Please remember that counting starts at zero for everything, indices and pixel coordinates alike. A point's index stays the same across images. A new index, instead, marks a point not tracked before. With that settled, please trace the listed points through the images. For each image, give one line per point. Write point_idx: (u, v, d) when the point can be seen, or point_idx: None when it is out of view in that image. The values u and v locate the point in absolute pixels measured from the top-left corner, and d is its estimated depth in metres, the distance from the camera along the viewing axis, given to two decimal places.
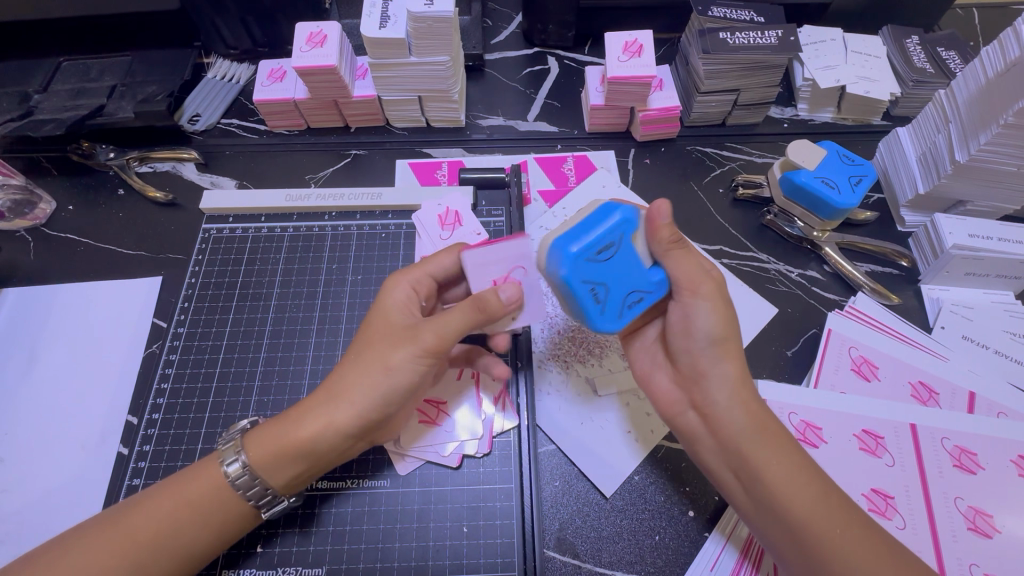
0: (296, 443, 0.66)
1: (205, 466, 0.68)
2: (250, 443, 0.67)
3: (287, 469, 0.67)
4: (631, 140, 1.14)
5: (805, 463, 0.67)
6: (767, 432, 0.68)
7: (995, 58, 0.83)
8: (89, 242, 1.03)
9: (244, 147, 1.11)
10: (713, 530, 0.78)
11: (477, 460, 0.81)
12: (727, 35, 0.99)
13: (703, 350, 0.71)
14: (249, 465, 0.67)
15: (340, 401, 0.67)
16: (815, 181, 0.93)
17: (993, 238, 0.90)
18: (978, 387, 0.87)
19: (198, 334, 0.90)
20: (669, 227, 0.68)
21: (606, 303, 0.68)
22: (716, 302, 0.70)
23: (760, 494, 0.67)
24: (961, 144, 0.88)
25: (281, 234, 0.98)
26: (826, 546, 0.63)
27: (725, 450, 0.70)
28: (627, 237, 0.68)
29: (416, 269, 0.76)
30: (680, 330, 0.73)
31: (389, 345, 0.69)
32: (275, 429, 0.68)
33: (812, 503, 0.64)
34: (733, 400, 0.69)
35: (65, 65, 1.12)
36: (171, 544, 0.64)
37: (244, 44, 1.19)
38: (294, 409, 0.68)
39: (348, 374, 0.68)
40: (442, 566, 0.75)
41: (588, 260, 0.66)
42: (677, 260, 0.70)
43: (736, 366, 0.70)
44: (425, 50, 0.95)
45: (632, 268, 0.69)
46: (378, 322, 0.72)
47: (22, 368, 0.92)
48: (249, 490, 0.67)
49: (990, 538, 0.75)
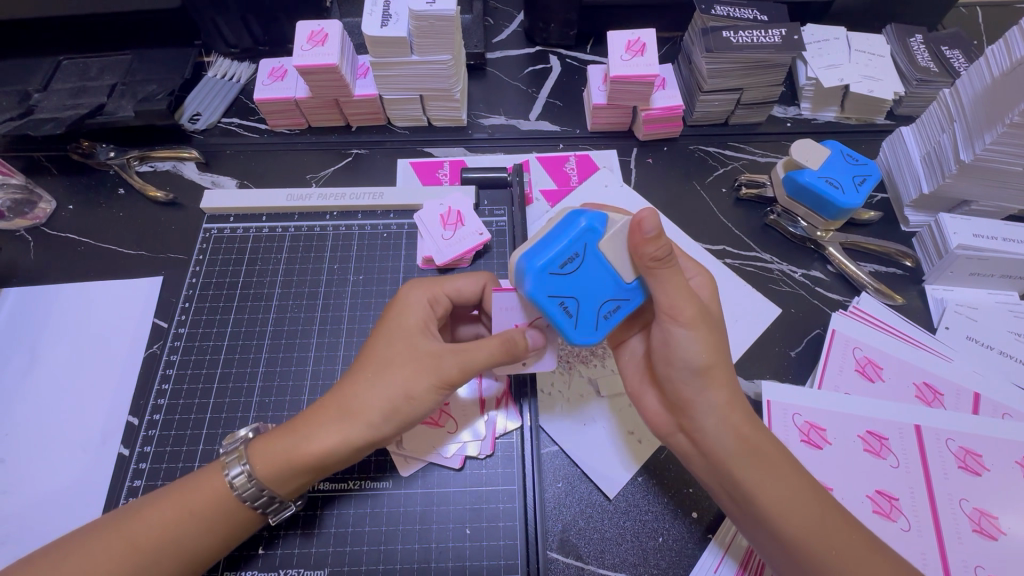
0: (309, 460, 0.66)
1: (210, 474, 0.67)
2: (255, 454, 0.67)
3: (295, 483, 0.67)
4: (634, 140, 1.13)
5: (801, 483, 0.66)
6: (758, 456, 0.67)
7: (1000, 57, 0.82)
8: (90, 242, 1.02)
9: (245, 147, 1.11)
10: (712, 539, 0.78)
11: (479, 462, 0.81)
12: (731, 33, 0.99)
13: (688, 378, 0.70)
14: (256, 477, 0.66)
15: (356, 421, 0.66)
16: (819, 182, 0.92)
17: (998, 238, 0.89)
18: (983, 388, 0.86)
19: (199, 334, 0.89)
20: (649, 241, 0.63)
21: (578, 316, 0.66)
22: (699, 329, 0.68)
23: (753, 516, 0.67)
24: (966, 144, 0.87)
25: (282, 234, 0.98)
26: (820, 565, 0.63)
27: (717, 473, 0.70)
28: (594, 245, 0.65)
29: (437, 285, 0.77)
30: (663, 356, 0.71)
31: (409, 368, 0.68)
32: (286, 442, 0.67)
33: (807, 525, 0.64)
34: (722, 428, 0.68)
35: (65, 63, 1.11)
36: (177, 549, 0.64)
37: (244, 43, 1.19)
38: (306, 424, 0.67)
39: (364, 394, 0.67)
40: (445, 568, 0.74)
41: (552, 274, 0.64)
42: (659, 276, 0.65)
43: (724, 393, 0.69)
44: (427, 49, 0.94)
45: (602, 278, 0.66)
46: (397, 338, 0.71)
47: (22, 368, 0.92)
48: (256, 500, 0.67)
49: (995, 540, 0.75)
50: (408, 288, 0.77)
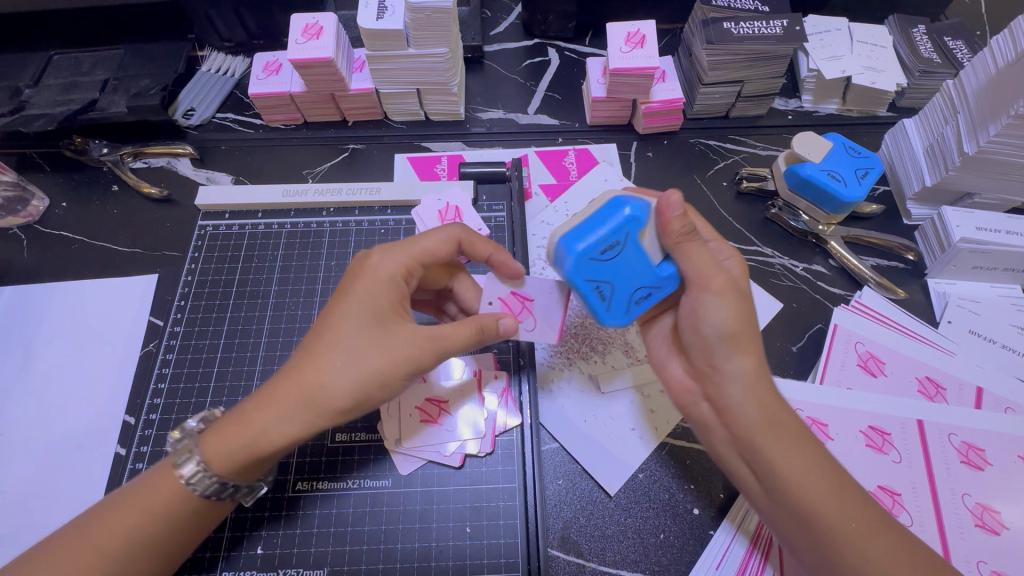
0: (269, 451, 0.61)
1: (160, 475, 0.63)
2: (208, 450, 0.62)
3: (255, 467, 0.64)
4: (633, 133, 1.12)
5: (823, 459, 0.64)
6: (780, 427, 0.65)
7: (1004, 47, 0.81)
8: (83, 240, 1.01)
9: (240, 142, 1.09)
10: (723, 521, 0.78)
11: (479, 460, 0.80)
12: (732, 24, 0.97)
13: (714, 345, 0.68)
14: (214, 472, 0.62)
15: (319, 410, 0.61)
16: (820, 175, 0.91)
17: (1002, 231, 0.88)
18: (985, 383, 0.86)
19: (195, 333, 0.89)
20: (677, 219, 0.66)
21: (612, 301, 0.69)
22: (731, 298, 0.66)
23: (771, 489, 0.65)
24: (969, 135, 0.86)
25: (278, 230, 0.97)
26: (835, 537, 0.62)
27: (736, 443, 0.68)
28: (634, 234, 0.67)
29: (410, 250, 0.71)
30: (691, 324, 0.70)
31: (378, 350, 0.62)
32: (242, 435, 0.61)
33: (826, 498, 0.62)
34: (746, 397, 0.66)
35: (56, 58, 1.10)
36: (149, 545, 0.61)
37: (238, 36, 1.17)
38: (259, 415, 0.61)
39: (336, 368, 0.61)
40: (446, 567, 0.74)
41: (593, 259, 0.66)
42: (688, 251, 0.67)
43: (751, 362, 0.66)
44: (424, 41, 0.93)
45: (639, 265, 0.68)
46: (363, 316, 0.65)
47: (18, 366, 0.91)
48: (219, 492, 0.63)
49: (998, 535, 0.74)
50: (379, 256, 0.70)
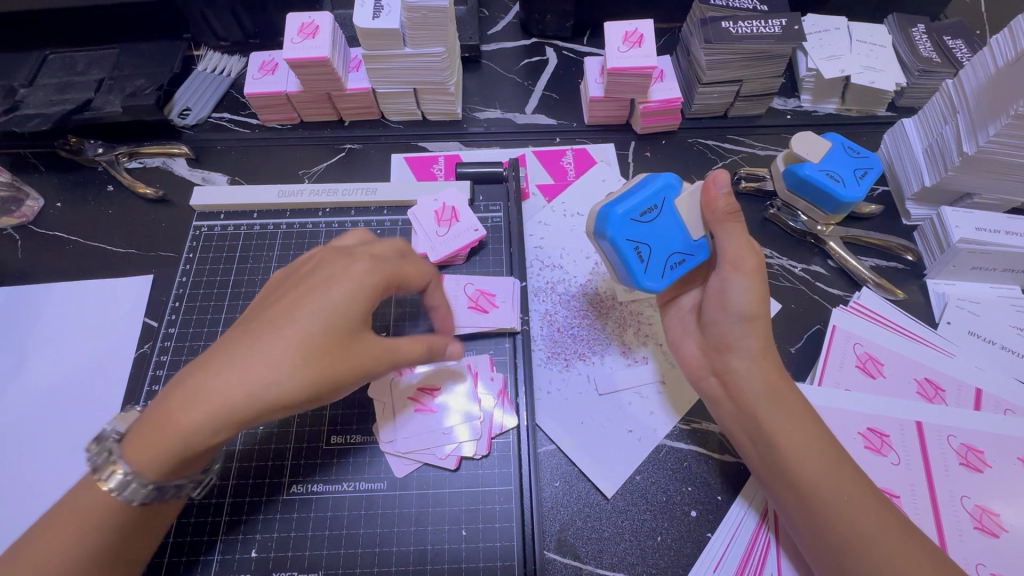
0: (200, 447, 0.59)
1: (85, 489, 0.60)
2: (134, 456, 0.58)
3: (186, 465, 0.61)
4: (631, 133, 1.11)
5: (821, 434, 0.69)
6: (781, 399, 0.70)
7: (1004, 47, 0.80)
8: (78, 241, 1.01)
9: (236, 142, 1.09)
10: (737, 497, 0.79)
11: (475, 462, 0.79)
12: (730, 23, 0.96)
13: (733, 322, 0.74)
14: (141, 475, 0.59)
15: (253, 410, 0.58)
16: (819, 174, 0.91)
17: (1001, 232, 0.88)
18: (985, 384, 0.85)
19: (190, 334, 0.88)
20: (722, 196, 0.71)
21: (649, 262, 0.73)
22: (757, 281, 0.72)
23: (769, 456, 0.69)
24: (968, 135, 0.86)
25: (274, 231, 0.96)
26: (825, 504, 0.64)
27: (741, 414, 0.72)
28: (670, 201, 0.74)
29: (391, 271, 0.68)
30: (716, 301, 0.75)
31: (320, 354, 0.60)
32: (167, 434, 0.58)
33: (821, 465, 0.66)
34: (754, 370, 0.72)
35: (51, 57, 1.09)
36: (85, 558, 0.58)
37: (234, 35, 1.16)
38: (184, 414, 0.57)
39: (255, 362, 0.58)
40: (441, 569, 0.74)
41: (632, 219, 0.72)
42: (727, 230, 0.72)
43: (760, 341, 0.73)
44: (420, 41, 0.92)
45: (674, 232, 0.74)
46: (311, 317, 0.61)
47: (11, 368, 0.90)
48: (147, 495, 0.60)
49: (998, 537, 0.74)
50: (354, 258, 0.66)
